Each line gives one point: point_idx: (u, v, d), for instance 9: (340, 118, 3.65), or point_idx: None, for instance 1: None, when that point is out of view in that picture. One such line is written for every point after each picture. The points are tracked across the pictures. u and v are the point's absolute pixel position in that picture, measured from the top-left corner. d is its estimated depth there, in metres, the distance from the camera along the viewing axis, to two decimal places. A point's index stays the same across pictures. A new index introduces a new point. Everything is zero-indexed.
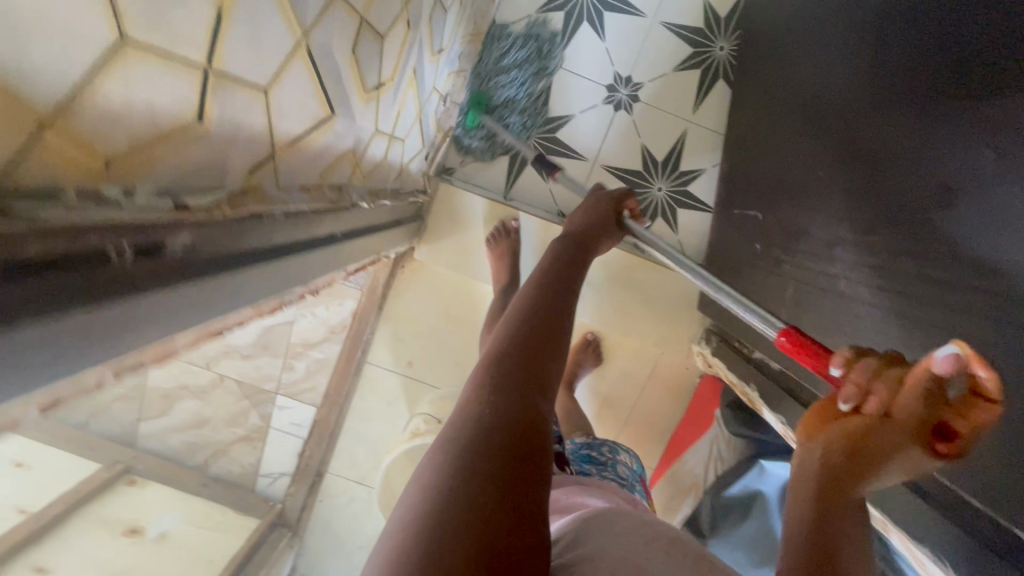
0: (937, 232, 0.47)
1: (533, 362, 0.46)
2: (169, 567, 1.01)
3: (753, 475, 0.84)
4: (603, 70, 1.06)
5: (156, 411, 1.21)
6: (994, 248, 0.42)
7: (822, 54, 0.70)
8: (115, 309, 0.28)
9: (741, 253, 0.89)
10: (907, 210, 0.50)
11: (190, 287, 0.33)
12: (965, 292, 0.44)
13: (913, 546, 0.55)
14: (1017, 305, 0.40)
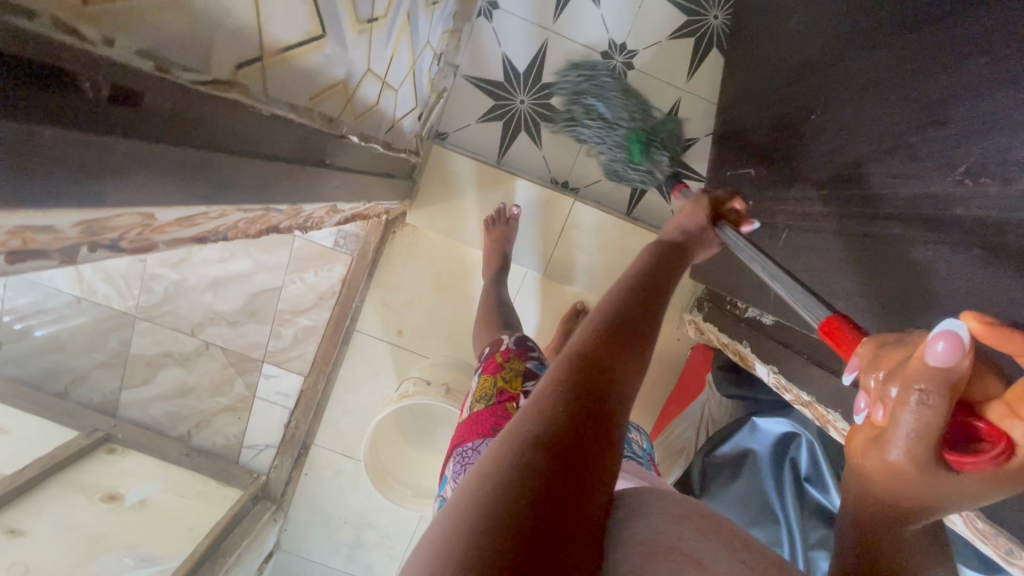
0: (929, 149, 0.46)
1: (615, 353, 0.45)
2: (146, 532, 0.99)
3: (744, 433, 0.82)
4: (597, 36, 1.06)
5: (140, 379, 1.20)
6: (979, 156, 0.42)
7: (813, 4, 0.71)
8: (92, 146, 0.26)
9: None
10: (900, 136, 0.50)
11: (171, 150, 0.32)
12: (951, 206, 0.44)
13: None
14: (1000, 208, 0.40)
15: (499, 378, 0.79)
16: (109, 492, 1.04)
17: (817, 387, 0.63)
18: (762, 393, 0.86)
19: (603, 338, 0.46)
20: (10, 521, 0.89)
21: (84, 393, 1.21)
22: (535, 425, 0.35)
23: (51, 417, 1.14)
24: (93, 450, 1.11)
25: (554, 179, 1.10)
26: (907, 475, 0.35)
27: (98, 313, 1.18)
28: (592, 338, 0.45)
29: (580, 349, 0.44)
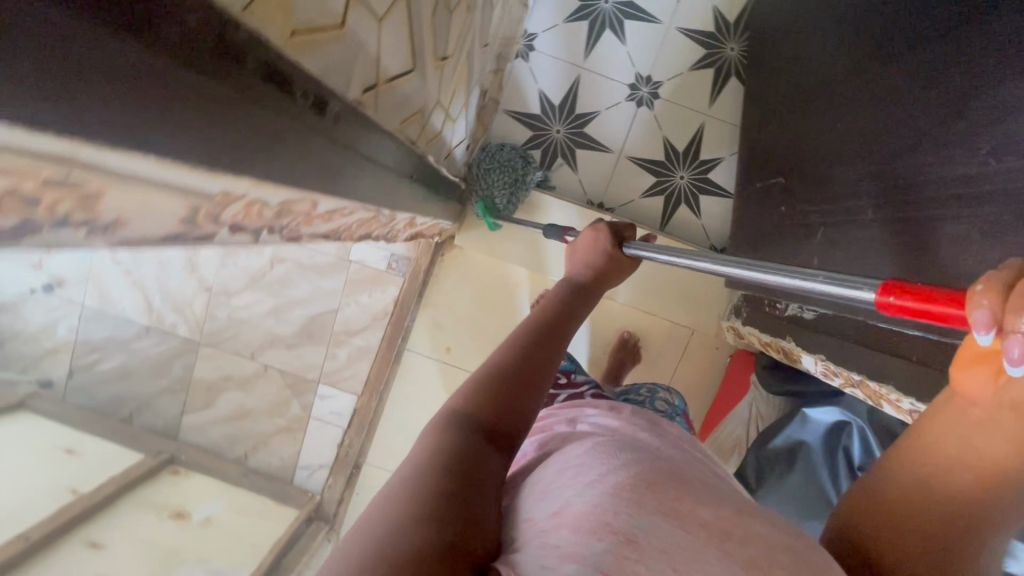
0: (956, 138, 0.52)
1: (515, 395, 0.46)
2: (215, 548, 1.02)
3: (795, 425, 0.84)
4: (625, 71, 1.16)
5: (201, 404, 1.26)
6: (993, 139, 0.48)
7: (825, 30, 0.79)
8: (285, 135, 0.32)
9: (767, 220, 0.96)
10: (922, 131, 0.57)
11: (325, 147, 0.39)
12: (977, 183, 0.50)
13: None
14: (1014, 182, 0.46)
15: None
16: (176, 511, 1.08)
17: (866, 365, 0.67)
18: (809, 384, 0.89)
19: (501, 377, 0.47)
20: (89, 535, 0.95)
21: (149, 419, 1.27)
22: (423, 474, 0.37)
23: (121, 442, 1.20)
24: (159, 472, 1.16)
25: (590, 201, 1.18)
26: None
27: (164, 342, 1.26)
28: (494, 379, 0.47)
29: (476, 394, 0.46)
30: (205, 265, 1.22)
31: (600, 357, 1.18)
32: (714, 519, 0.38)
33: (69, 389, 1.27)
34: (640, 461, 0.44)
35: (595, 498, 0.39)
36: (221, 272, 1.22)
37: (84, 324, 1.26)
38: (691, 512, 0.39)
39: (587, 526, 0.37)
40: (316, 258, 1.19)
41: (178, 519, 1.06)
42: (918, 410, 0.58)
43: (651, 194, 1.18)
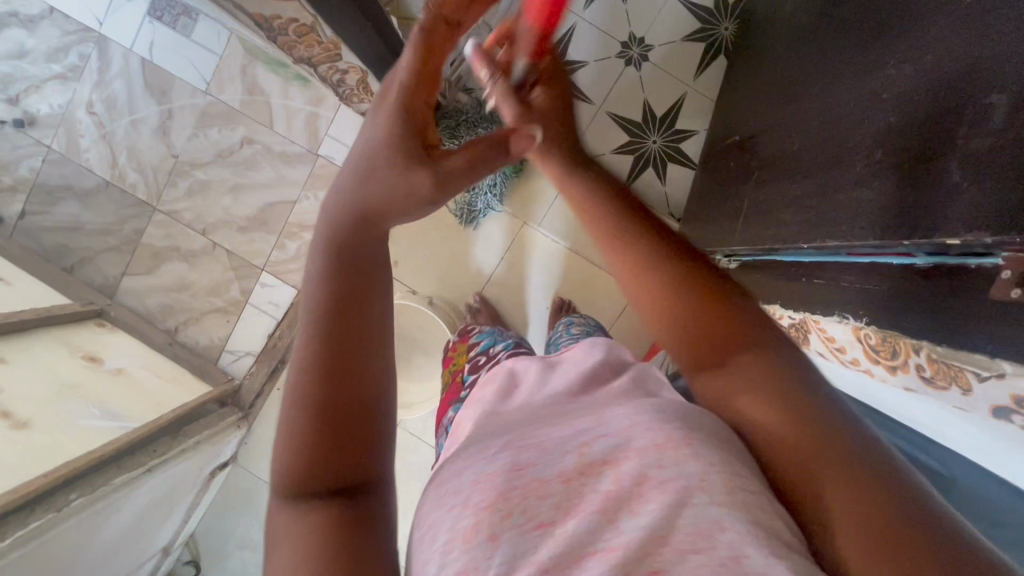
0: (873, 45, 0.54)
1: (354, 298, 0.35)
2: (120, 396, 1.02)
3: None
4: (621, 28, 1.19)
5: (143, 269, 1.27)
6: (903, 32, 0.49)
7: None
8: None
9: (717, 177, 0.98)
10: (856, 47, 0.58)
11: None
12: (880, 81, 0.51)
13: (819, 333, 0.54)
14: (909, 66, 0.47)
15: (450, 366, 0.83)
16: (91, 355, 1.07)
17: (765, 294, 0.68)
18: None
19: (326, 288, 0.35)
20: None
21: (88, 274, 1.27)
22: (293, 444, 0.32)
23: (54, 286, 1.19)
24: (84, 320, 1.16)
25: None
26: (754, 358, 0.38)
27: (121, 200, 1.26)
28: (319, 294, 0.35)
29: (306, 326, 0.35)
30: (176, 132, 1.23)
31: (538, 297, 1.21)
32: (623, 463, 0.35)
33: (14, 227, 1.26)
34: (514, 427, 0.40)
35: (475, 510, 0.33)
36: (191, 142, 1.23)
37: (44, 166, 1.26)
38: (605, 467, 0.35)
39: (518, 531, 0.32)
40: (285, 146, 1.21)
41: (89, 362, 1.04)
42: (795, 322, 0.58)
43: (623, 151, 1.21)
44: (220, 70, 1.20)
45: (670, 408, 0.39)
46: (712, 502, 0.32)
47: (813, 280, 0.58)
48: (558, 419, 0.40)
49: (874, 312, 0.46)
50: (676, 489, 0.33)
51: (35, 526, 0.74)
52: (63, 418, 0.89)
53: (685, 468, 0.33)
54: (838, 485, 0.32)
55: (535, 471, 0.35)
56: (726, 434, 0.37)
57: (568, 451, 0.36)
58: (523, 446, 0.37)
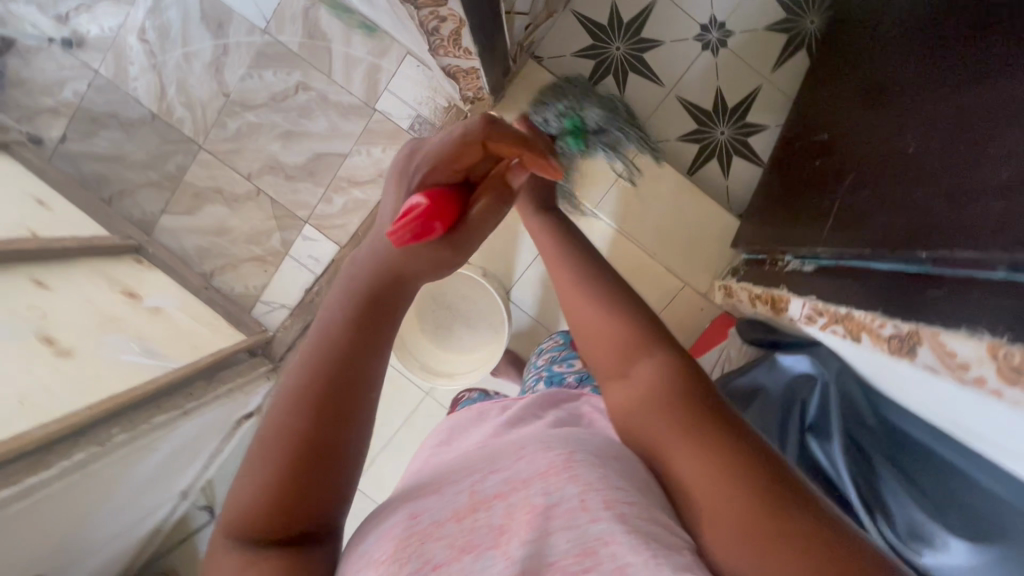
0: None
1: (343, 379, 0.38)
2: (159, 335, 0.99)
3: (763, 370, 0.92)
4: (703, 10, 1.14)
5: (184, 209, 1.23)
6: None
7: None
8: None
9: (796, 178, 0.94)
10: (999, 51, 0.54)
11: None
12: None
13: (932, 349, 0.52)
14: None
15: None
16: (128, 290, 1.04)
17: (857, 300, 0.65)
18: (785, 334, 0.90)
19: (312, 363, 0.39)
20: (36, 275, 0.90)
21: (126, 207, 1.23)
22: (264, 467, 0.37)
23: (93, 216, 1.16)
24: (122, 254, 1.13)
25: (627, 126, 1.17)
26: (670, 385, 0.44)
27: (165, 135, 1.22)
28: (300, 374, 0.39)
29: (283, 405, 0.38)
30: (229, 70, 1.18)
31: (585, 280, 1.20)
32: (511, 495, 0.40)
33: (54, 151, 1.22)
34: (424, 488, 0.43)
35: (379, 563, 0.36)
36: (244, 82, 1.18)
37: (90, 92, 1.21)
38: (495, 501, 0.40)
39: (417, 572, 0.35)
40: (341, 96, 1.17)
41: (128, 297, 1.02)
42: (900, 332, 0.56)
43: (689, 140, 1.17)
44: (281, 10, 1.15)
45: (557, 439, 0.44)
46: (594, 520, 0.38)
47: (927, 293, 0.55)
48: (460, 459, 0.45)
49: (1019, 330, 0.43)
50: (563, 512, 0.38)
51: (80, 458, 0.73)
52: (106, 351, 0.87)
53: (566, 491, 0.39)
54: (725, 501, 0.39)
55: (430, 516, 0.39)
56: (601, 460, 0.42)
57: (459, 492, 0.41)
58: (422, 499, 0.41)
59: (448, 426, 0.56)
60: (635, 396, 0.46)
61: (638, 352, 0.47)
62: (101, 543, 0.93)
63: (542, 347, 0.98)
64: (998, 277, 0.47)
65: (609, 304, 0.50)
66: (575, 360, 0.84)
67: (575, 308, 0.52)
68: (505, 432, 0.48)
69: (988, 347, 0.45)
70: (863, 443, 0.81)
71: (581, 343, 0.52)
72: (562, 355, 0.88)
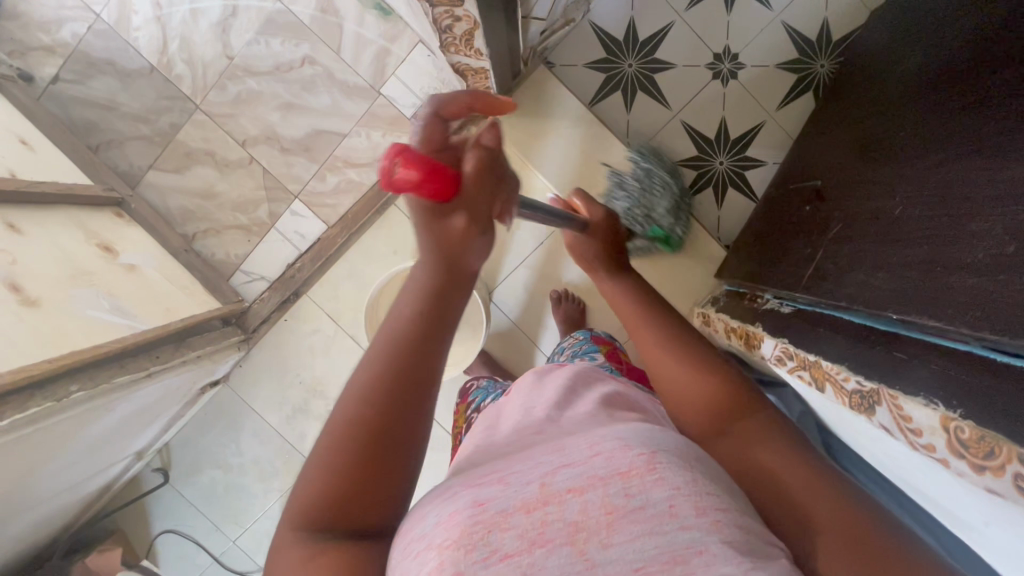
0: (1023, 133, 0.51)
1: (409, 388, 0.41)
2: (131, 294, 0.97)
3: None
4: (718, 39, 1.15)
5: (172, 167, 1.21)
6: None
7: (925, 41, 0.78)
8: None
9: (787, 217, 0.95)
10: (996, 131, 0.55)
11: None
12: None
13: (888, 410, 0.53)
14: None
15: (460, 413, 0.88)
16: (104, 243, 1.01)
17: (825, 350, 0.66)
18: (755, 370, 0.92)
19: (384, 370, 0.41)
20: (10, 217, 0.87)
21: (113, 158, 1.20)
22: (348, 429, 0.40)
23: (77, 162, 1.13)
24: (102, 205, 1.11)
25: (629, 143, 1.17)
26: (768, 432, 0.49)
27: (162, 89, 1.19)
28: (369, 378, 0.41)
29: (358, 406, 0.40)
30: (236, 33, 1.16)
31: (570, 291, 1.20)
32: (588, 492, 0.36)
33: (45, 91, 1.18)
34: (469, 482, 0.40)
35: (440, 552, 0.33)
36: (249, 48, 1.16)
37: (89, 35, 1.18)
38: (570, 496, 0.36)
39: (484, 563, 0.33)
40: (347, 76, 1.15)
41: (104, 251, 1.00)
42: (861, 388, 0.57)
43: (688, 166, 1.18)
44: None
45: (631, 434, 0.41)
46: (685, 527, 0.35)
47: (893, 355, 0.56)
48: (522, 443, 0.45)
49: (973, 407, 0.44)
50: (648, 517, 0.36)
51: (34, 412, 0.72)
52: (73, 305, 0.85)
53: (652, 495, 0.36)
54: (838, 529, 0.40)
55: (497, 504, 0.36)
56: (682, 462, 0.39)
57: (530, 482, 0.37)
58: (483, 484, 0.38)
59: (495, 414, 0.57)
60: (747, 442, 0.49)
61: (743, 409, 0.51)
62: (48, 496, 0.91)
63: (562, 341, 0.98)
64: (962, 348, 0.49)
65: (704, 367, 0.55)
66: (597, 356, 0.82)
67: (669, 367, 0.57)
68: (561, 422, 0.47)
69: (942, 418, 0.46)
70: None
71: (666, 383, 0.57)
72: (581, 350, 0.87)
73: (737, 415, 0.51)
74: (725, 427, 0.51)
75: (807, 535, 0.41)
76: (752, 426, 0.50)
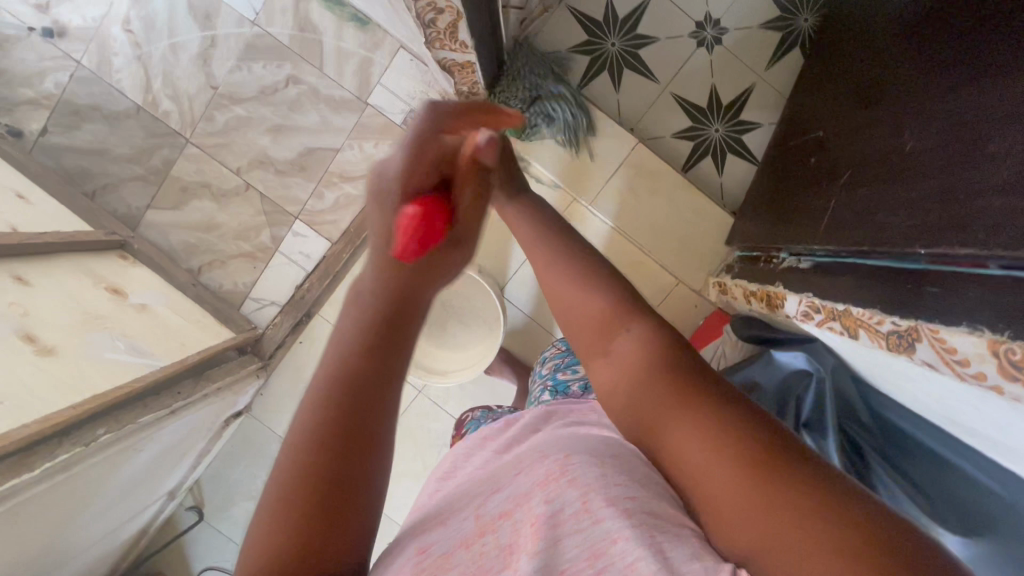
0: None
1: (361, 416, 0.34)
2: (144, 332, 0.97)
3: (757, 366, 0.90)
4: (698, 7, 1.14)
5: (170, 204, 1.21)
6: None
7: None
8: None
9: (793, 173, 0.94)
10: (999, 50, 0.54)
11: None
12: None
13: (930, 345, 0.52)
14: None
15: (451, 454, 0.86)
16: (113, 286, 1.01)
17: (854, 296, 0.65)
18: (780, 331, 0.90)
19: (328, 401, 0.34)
20: (17, 270, 0.87)
21: (110, 202, 1.20)
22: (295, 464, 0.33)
23: (76, 210, 1.13)
24: (106, 250, 1.10)
25: (621, 122, 1.16)
26: (648, 348, 0.45)
27: (151, 128, 1.19)
28: (312, 412, 0.34)
29: (301, 440, 0.33)
30: (217, 62, 1.16)
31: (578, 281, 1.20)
32: (515, 513, 0.43)
33: (35, 144, 1.18)
34: (416, 533, 0.45)
35: None
36: (232, 75, 1.16)
37: (72, 83, 1.18)
38: (501, 521, 0.43)
39: None
40: (333, 90, 1.15)
41: (113, 294, 0.99)
42: (898, 328, 0.56)
43: (684, 137, 1.17)
44: (271, 2, 1.13)
45: (553, 447, 0.47)
46: (598, 521, 0.40)
47: (925, 290, 0.55)
48: (468, 489, 0.48)
49: (1019, 326, 0.43)
50: (567, 517, 0.41)
51: (64, 458, 0.71)
52: (89, 349, 0.85)
53: (566, 496, 0.41)
54: (713, 459, 0.38)
55: (438, 548, 0.42)
56: (597, 459, 0.44)
57: (466, 521, 0.44)
58: (430, 532, 0.44)
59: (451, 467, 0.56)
60: (623, 367, 0.45)
61: (615, 330, 0.47)
62: (88, 545, 0.90)
63: (547, 355, 0.97)
64: (991, 272, 0.49)
65: (583, 289, 0.51)
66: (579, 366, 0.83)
67: (558, 302, 0.52)
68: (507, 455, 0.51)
69: (990, 344, 0.45)
70: (856, 438, 0.82)
71: (580, 351, 0.50)
72: (564, 363, 0.87)
73: (609, 335, 0.48)
74: (604, 356, 0.47)
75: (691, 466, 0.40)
76: (627, 344, 0.46)
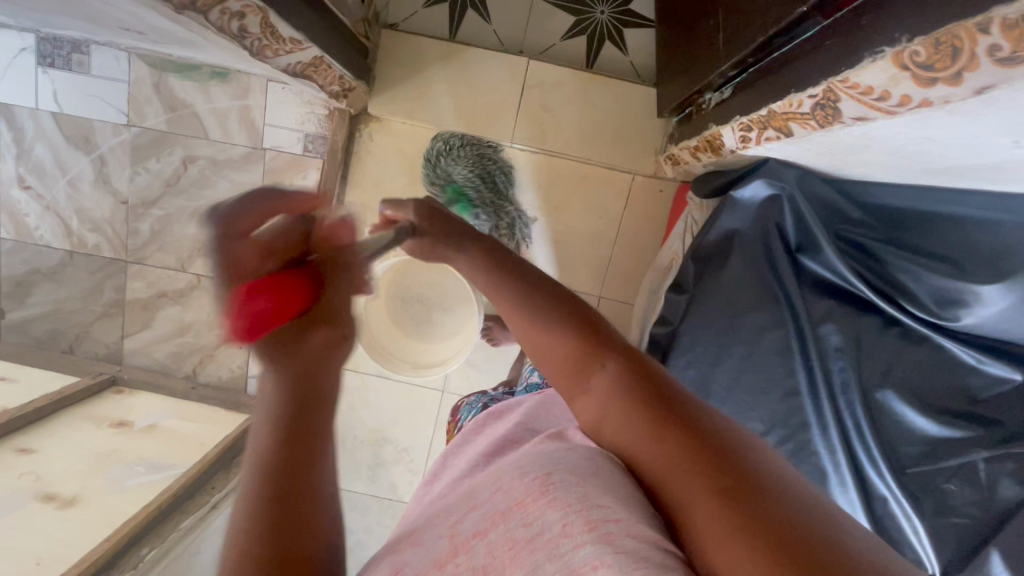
0: None
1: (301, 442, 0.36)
2: (161, 449, 0.98)
3: (728, 216, 0.85)
4: None
5: (139, 325, 1.22)
6: None
7: None
8: None
9: (682, 13, 0.88)
10: None
11: None
12: None
13: (849, 96, 0.47)
14: None
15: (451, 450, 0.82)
16: (116, 420, 1.02)
17: (772, 94, 0.60)
18: (736, 172, 0.85)
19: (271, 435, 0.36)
20: (18, 442, 0.87)
21: (88, 348, 1.22)
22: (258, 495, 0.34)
23: (60, 368, 1.15)
24: (101, 391, 1.12)
25: (506, 49, 1.10)
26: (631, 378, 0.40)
27: (90, 265, 1.20)
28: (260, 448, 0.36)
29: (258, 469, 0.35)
30: (116, 177, 1.15)
31: (563, 239, 1.14)
32: (491, 532, 0.35)
33: None
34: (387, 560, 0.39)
35: None
36: (135, 182, 1.16)
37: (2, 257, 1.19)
38: (476, 540, 0.35)
39: None
40: (228, 152, 1.13)
41: (119, 427, 1.00)
42: (814, 95, 0.52)
43: (574, 34, 1.10)
44: (133, 97, 1.12)
45: (535, 463, 0.38)
46: (579, 545, 0.30)
47: (829, 42, 0.50)
48: (448, 502, 0.44)
49: (909, 25, 0.39)
50: (545, 541, 0.31)
51: None
52: (110, 484, 0.86)
53: (546, 516, 0.33)
54: (692, 498, 0.33)
55: (411, 569, 0.36)
56: (581, 476, 0.35)
57: (440, 541, 0.37)
58: (405, 555, 0.38)
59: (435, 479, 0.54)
60: (614, 400, 0.40)
61: (596, 363, 0.42)
62: None
63: None
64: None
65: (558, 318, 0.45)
66: None
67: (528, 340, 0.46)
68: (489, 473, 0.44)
69: (894, 60, 0.41)
70: (857, 238, 0.76)
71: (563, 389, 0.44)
72: None
73: (590, 364, 0.42)
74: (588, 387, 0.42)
75: (669, 494, 0.34)
76: (619, 383, 0.40)
